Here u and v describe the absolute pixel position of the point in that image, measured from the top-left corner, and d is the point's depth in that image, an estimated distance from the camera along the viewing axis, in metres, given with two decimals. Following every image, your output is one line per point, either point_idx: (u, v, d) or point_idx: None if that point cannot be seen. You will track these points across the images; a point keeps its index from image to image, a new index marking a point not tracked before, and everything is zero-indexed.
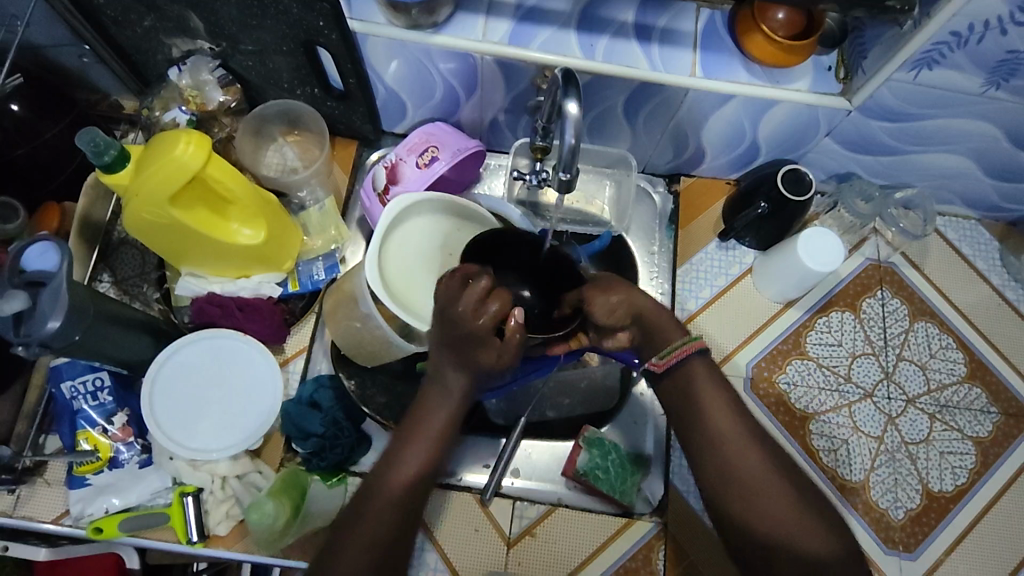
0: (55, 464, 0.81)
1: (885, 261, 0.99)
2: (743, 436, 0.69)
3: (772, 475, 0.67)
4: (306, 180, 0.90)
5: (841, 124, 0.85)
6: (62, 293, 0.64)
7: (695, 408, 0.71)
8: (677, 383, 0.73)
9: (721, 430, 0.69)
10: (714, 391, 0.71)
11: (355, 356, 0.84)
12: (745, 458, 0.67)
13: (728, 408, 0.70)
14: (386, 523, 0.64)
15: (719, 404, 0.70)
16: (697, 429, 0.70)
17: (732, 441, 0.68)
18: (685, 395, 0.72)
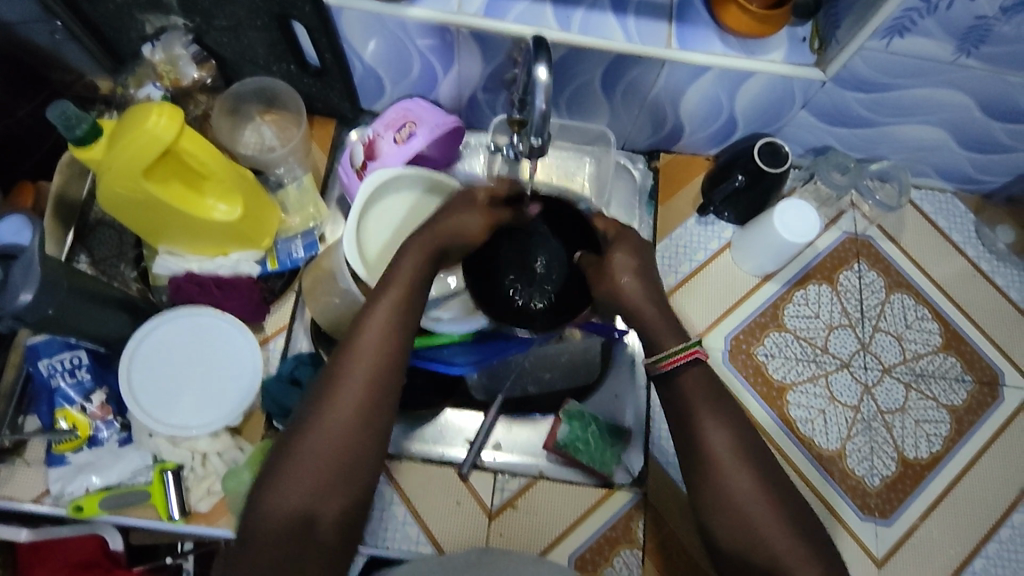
0: (35, 443, 0.80)
1: (862, 234, 1.00)
2: (735, 451, 0.60)
3: (769, 505, 0.59)
4: (284, 158, 0.90)
5: (816, 96, 0.85)
6: (35, 264, 0.64)
7: (688, 424, 0.62)
8: (669, 391, 0.64)
9: (717, 453, 0.60)
10: (707, 404, 0.62)
11: (335, 332, 0.84)
12: (740, 483, 0.59)
13: (724, 420, 0.61)
14: (339, 437, 0.58)
15: (712, 417, 0.61)
16: (692, 455, 0.61)
17: (729, 470, 0.60)
18: (675, 406, 0.63)
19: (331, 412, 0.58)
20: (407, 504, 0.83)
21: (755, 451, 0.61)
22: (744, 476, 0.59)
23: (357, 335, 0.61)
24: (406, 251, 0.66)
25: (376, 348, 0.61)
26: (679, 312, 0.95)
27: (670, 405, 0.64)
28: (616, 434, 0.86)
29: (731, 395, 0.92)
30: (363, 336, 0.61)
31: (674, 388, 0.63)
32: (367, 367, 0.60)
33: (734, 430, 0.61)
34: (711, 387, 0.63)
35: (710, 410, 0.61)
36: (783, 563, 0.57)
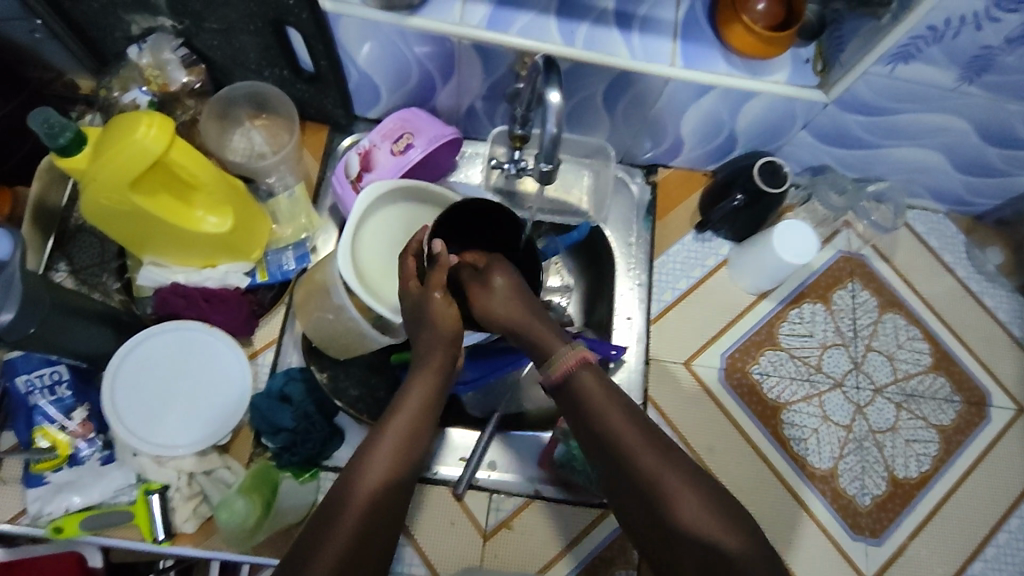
0: (12, 461, 0.77)
1: (857, 253, 1.01)
2: (632, 430, 0.59)
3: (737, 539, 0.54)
4: (275, 166, 0.87)
5: (818, 115, 0.85)
6: (16, 284, 0.62)
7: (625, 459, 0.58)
8: (568, 401, 0.62)
9: (620, 440, 0.59)
10: (642, 435, 0.59)
11: (327, 348, 0.83)
12: (664, 483, 0.56)
13: (618, 407, 0.61)
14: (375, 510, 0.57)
15: (645, 445, 0.59)
16: (598, 445, 0.60)
17: (641, 461, 0.58)
18: (580, 415, 0.61)
19: (350, 509, 0.57)
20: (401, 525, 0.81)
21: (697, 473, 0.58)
22: (680, 488, 0.56)
23: (351, 496, 0.57)
24: (407, 392, 0.64)
25: (390, 476, 0.59)
26: (674, 329, 0.95)
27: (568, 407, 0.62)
28: None
29: (726, 414, 0.92)
30: (358, 495, 0.57)
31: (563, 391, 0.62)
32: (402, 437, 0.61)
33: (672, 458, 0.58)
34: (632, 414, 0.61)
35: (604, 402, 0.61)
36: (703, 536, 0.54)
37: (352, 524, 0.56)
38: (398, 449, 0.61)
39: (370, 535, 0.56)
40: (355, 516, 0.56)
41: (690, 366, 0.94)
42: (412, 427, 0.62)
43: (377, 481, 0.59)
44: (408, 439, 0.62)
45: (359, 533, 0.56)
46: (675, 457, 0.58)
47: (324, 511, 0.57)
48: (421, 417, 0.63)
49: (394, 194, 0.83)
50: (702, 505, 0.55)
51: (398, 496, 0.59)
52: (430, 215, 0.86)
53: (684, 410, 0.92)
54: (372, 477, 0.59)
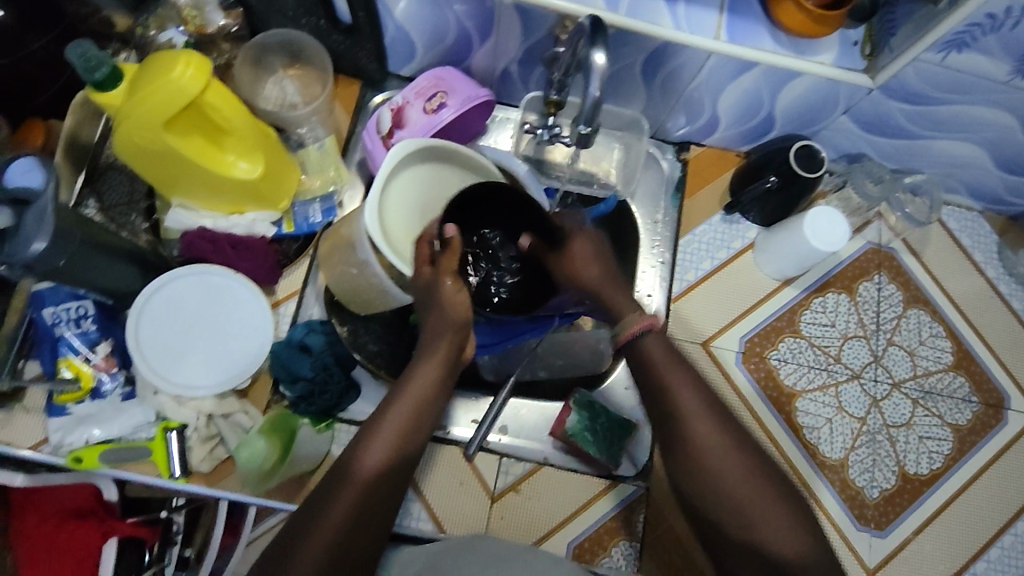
0: (36, 390, 0.79)
1: (886, 246, 0.99)
2: (700, 405, 0.58)
3: (756, 485, 0.56)
4: (306, 117, 0.86)
5: (861, 101, 0.83)
6: (49, 213, 0.61)
7: (652, 383, 0.61)
8: (637, 363, 0.62)
9: (685, 413, 0.58)
10: (673, 362, 0.61)
11: (349, 302, 0.83)
12: (726, 465, 0.56)
13: (687, 377, 0.60)
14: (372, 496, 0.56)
15: (681, 380, 0.60)
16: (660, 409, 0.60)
17: (704, 437, 0.57)
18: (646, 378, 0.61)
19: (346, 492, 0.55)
20: (411, 481, 0.83)
21: (727, 416, 0.59)
22: (739, 472, 0.56)
23: (349, 476, 0.56)
24: (413, 373, 0.62)
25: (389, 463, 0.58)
26: (695, 309, 0.94)
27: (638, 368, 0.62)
28: (624, 428, 0.85)
29: (740, 397, 0.92)
30: (358, 477, 0.56)
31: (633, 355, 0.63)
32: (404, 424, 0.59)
33: (705, 399, 0.59)
34: (674, 350, 0.62)
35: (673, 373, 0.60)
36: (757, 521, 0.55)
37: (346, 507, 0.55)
38: (401, 425, 0.59)
39: (376, 507, 0.56)
40: (361, 487, 0.56)
41: (708, 346, 0.93)
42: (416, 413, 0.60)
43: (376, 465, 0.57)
44: (410, 426, 0.60)
45: (361, 507, 0.55)
46: (709, 398, 0.59)
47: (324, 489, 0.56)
48: (428, 397, 0.61)
49: (417, 154, 0.83)
50: (746, 474, 0.56)
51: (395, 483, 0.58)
52: (451, 176, 0.86)
53: None
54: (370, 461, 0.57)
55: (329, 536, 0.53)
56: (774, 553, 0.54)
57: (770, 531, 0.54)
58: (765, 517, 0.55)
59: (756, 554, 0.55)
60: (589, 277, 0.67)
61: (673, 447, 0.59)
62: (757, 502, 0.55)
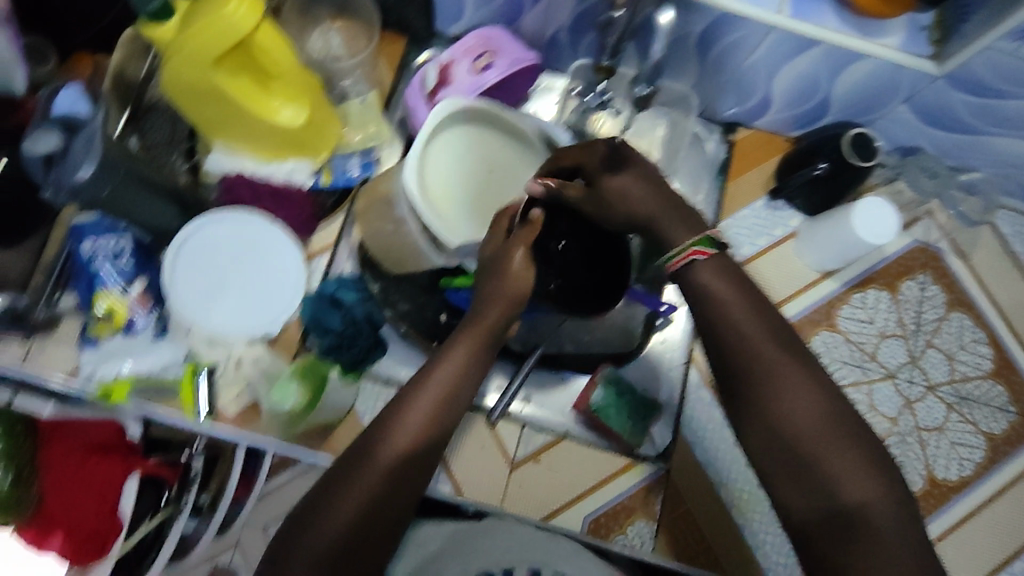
0: (70, 321, 0.80)
1: (933, 245, 0.96)
2: (767, 337, 0.55)
3: (823, 423, 0.53)
4: (351, 70, 0.87)
5: (923, 90, 0.80)
6: (96, 140, 0.61)
7: (713, 316, 0.57)
8: (695, 293, 0.58)
9: (753, 346, 0.55)
10: (736, 292, 0.57)
11: (383, 260, 0.83)
12: (797, 404, 0.53)
13: (751, 309, 0.56)
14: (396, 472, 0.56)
15: (744, 312, 0.56)
16: (722, 345, 0.56)
17: (774, 370, 0.54)
18: (705, 310, 0.57)
19: (369, 470, 0.55)
20: None
21: (794, 349, 0.55)
22: (811, 411, 0.53)
23: (376, 453, 0.56)
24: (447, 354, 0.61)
25: (415, 447, 0.57)
26: None
27: (693, 302, 0.58)
28: (648, 407, 0.84)
29: None
30: (383, 456, 0.56)
31: (687, 289, 0.59)
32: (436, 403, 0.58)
33: (771, 331, 0.56)
34: (738, 278, 0.58)
35: (737, 304, 0.56)
36: (832, 463, 0.52)
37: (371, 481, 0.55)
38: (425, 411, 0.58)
39: (396, 491, 0.56)
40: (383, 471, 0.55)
41: None
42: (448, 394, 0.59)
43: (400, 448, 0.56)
44: (442, 406, 0.59)
45: (381, 490, 0.55)
46: (775, 330, 0.56)
47: (348, 463, 0.56)
48: (456, 386, 0.60)
49: (451, 120, 0.81)
50: (817, 415, 0.53)
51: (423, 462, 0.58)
52: (490, 137, 0.84)
53: None
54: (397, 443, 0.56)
55: (352, 506, 0.54)
56: (843, 497, 0.51)
57: (843, 474, 0.51)
58: (838, 460, 0.52)
59: (821, 497, 0.52)
60: (642, 208, 0.61)
61: (735, 381, 0.56)
62: (830, 444, 0.52)
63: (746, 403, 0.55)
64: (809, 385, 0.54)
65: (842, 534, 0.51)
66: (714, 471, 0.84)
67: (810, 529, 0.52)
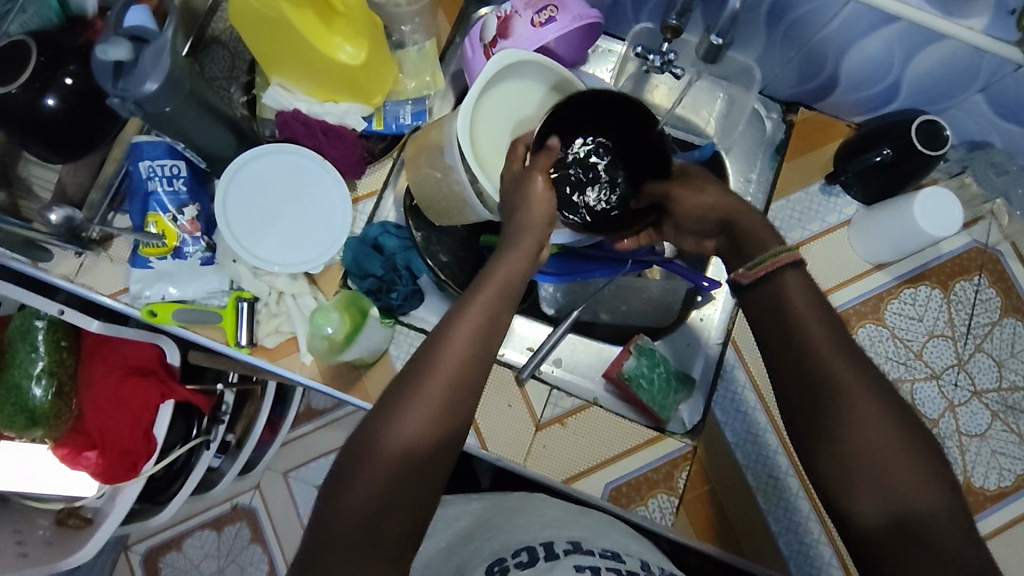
0: (122, 242, 0.80)
1: (993, 247, 0.92)
2: (831, 342, 0.56)
3: (884, 429, 0.52)
4: (410, 16, 0.85)
5: (1005, 78, 0.76)
6: (165, 55, 0.62)
7: (783, 322, 0.58)
8: (770, 298, 0.60)
9: (818, 351, 0.56)
10: (807, 300, 0.58)
11: (427, 209, 0.82)
12: (861, 409, 0.52)
13: (819, 316, 0.57)
14: (405, 450, 0.53)
15: (813, 318, 0.57)
16: (788, 349, 0.57)
17: (839, 373, 0.54)
18: (777, 313, 0.59)
19: (379, 457, 0.53)
20: None
21: (866, 366, 0.55)
22: (874, 416, 0.52)
23: (388, 435, 0.54)
24: (454, 329, 0.58)
25: (426, 430, 0.54)
26: None
27: (760, 310, 0.61)
28: (683, 383, 0.83)
29: None
30: (394, 438, 0.53)
31: (758, 295, 0.61)
32: (447, 380, 0.56)
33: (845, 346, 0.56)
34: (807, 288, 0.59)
35: (805, 311, 0.58)
36: (893, 470, 0.50)
37: (381, 464, 0.53)
38: (452, 376, 0.56)
39: (428, 457, 0.54)
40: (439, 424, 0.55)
41: None
42: (458, 373, 0.56)
43: (414, 431, 0.54)
44: (459, 383, 0.56)
45: (413, 452, 0.54)
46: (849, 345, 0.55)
47: (359, 445, 0.54)
48: (467, 361, 0.57)
49: (509, 71, 0.80)
50: (881, 422, 0.52)
51: (439, 442, 0.55)
52: (544, 96, 0.84)
53: None
54: (410, 426, 0.54)
55: (372, 486, 0.52)
56: (912, 507, 0.49)
57: (907, 482, 0.50)
58: (899, 472, 0.50)
59: (887, 504, 0.50)
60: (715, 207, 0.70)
61: (806, 391, 0.55)
62: (893, 451, 0.51)
63: (815, 413, 0.54)
64: (869, 390, 0.53)
65: (904, 540, 0.49)
66: (744, 453, 0.82)
67: (874, 537, 0.50)
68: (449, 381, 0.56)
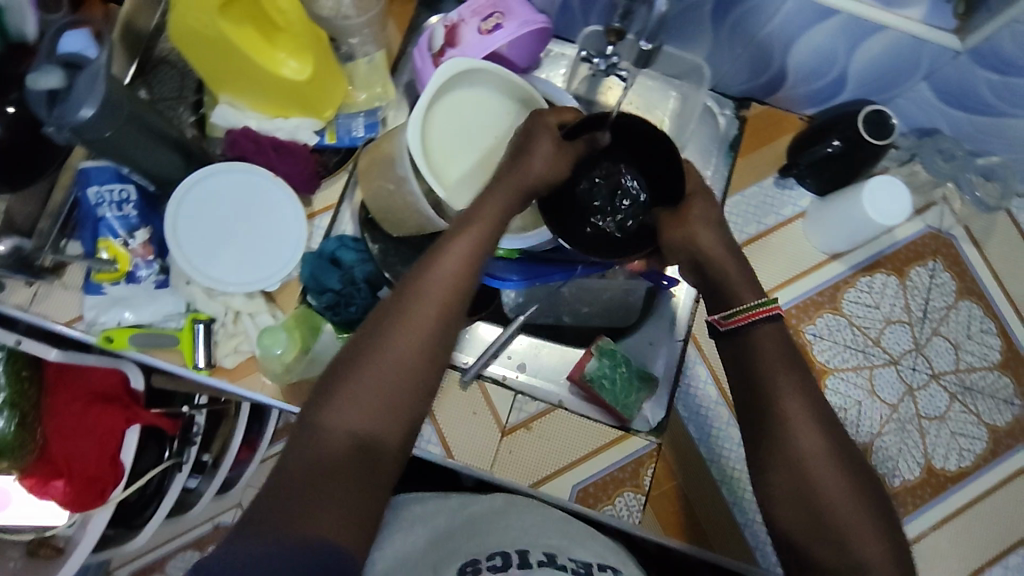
0: (75, 269, 0.80)
1: (946, 232, 0.94)
2: (798, 402, 0.60)
3: (842, 488, 0.57)
4: (359, 28, 0.84)
5: (945, 65, 0.77)
6: (99, 80, 0.61)
7: (752, 380, 0.61)
8: (739, 352, 0.63)
9: (785, 412, 0.59)
10: (777, 358, 0.61)
11: (383, 221, 0.82)
12: (822, 471, 0.58)
13: (790, 377, 0.61)
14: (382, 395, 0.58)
15: (784, 379, 0.60)
16: (754, 405, 0.61)
17: (806, 439, 0.58)
18: (747, 368, 0.62)
19: (357, 399, 0.57)
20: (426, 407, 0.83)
21: (830, 427, 0.60)
22: (832, 475, 0.57)
23: (369, 377, 0.58)
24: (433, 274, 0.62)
25: (399, 379, 0.59)
26: None
27: (728, 362, 0.64)
28: (644, 381, 0.84)
29: None
30: (373, 383, 0.58)
31: (732, 344, 0.64)
32: (422, 333, 0.60)
33: (811, 406, 0.60)
34: (779, 342, 0.62)
35: (774, 368, 0.61)
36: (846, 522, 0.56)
37: (359, 408, 0.57)
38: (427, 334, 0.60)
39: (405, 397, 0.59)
40: (395, 423, 0.58)
41: None
42: (433, 327, 0.60)
43: (388, 373, 0.58)
44: (426, 342, 0.60)
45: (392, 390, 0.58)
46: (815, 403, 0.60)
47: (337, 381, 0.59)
48: (442, 320, 0.61)
49: (454, 83, 0.81)
50: (841, 480, 0.57)
51: (411, 390, 0.59)
52: (494, 101, 0.83)
53: None
54: (385, 369, 0.58)
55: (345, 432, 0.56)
56: (864, 559, 0.55)
57: (860, 539, 0.56)
58: (856, 526, 0.56)
59: (842, 555, 0.56)
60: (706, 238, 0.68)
61: (770, 441, 0.59)
62: (850, 508, 0.56)
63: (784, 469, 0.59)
64: (831, 453, 0.58)
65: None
66: (707, 448, 0.83)
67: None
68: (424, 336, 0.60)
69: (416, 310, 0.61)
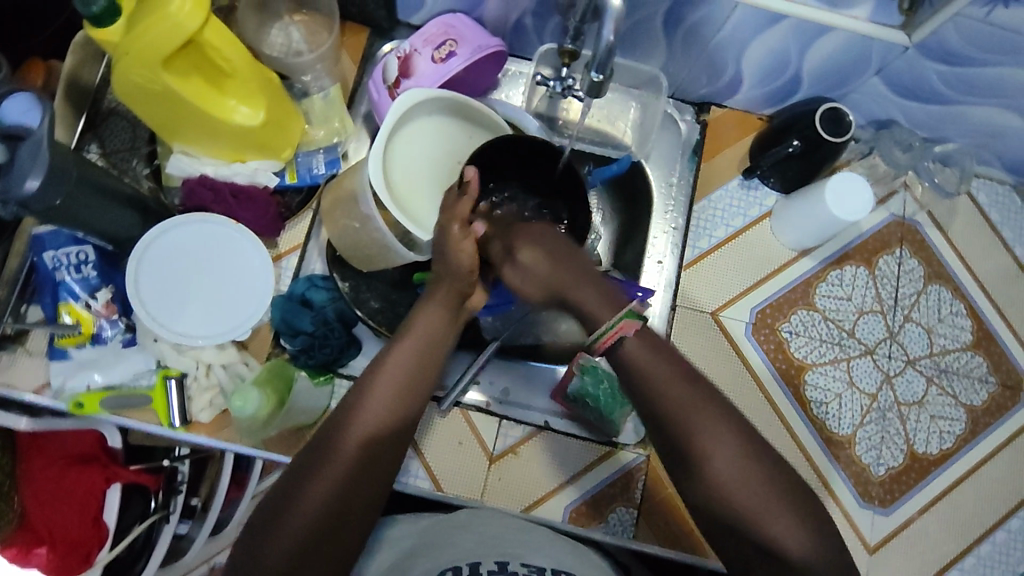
0: (38, 335, 0.78)
1: (910, 219, 0.95)
2: (694, 405, 0.56)
3: (751, 486, 0.55)
4: (311, 64, 0.83)
5: (895, 61, 0.78)
6: (43, 149, 0.60)
7: (648, 398, 0.58)
8: (626, 368, 0.58)
9: (686, 424, 0.56)
10: (663, 362, 0.58)
11: (352, 259, 0.81)
12: (730, 473, 0.55)
13: (686, 384, 0.57)
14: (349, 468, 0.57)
15: (677, 387, 0.57)
16: (655, 423, 0.57)
17: (709, 447, 0.55)
18: (638, 383, 0.58)
19: (321, 477, 0.56)
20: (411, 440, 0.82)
21: (733, 421, 0.57)
22: (738, 474, 0.55)
23: (337, 450, 0.57)
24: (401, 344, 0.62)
25: (367, 450, 0.58)
26: (708, 278, 0.91)
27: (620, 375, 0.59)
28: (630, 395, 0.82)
29: (748, 367, 0.89)
30: (341, 455, 0.57)
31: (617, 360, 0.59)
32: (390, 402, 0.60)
33: (714, 414, 0.56)
34: (660, 347, 0.58)
35: (665, 378, 0.57)
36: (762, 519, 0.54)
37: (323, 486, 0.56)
38: (394, 403, 0.60)
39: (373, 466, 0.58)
40: (364, 492, 0.57)
41: (718, 316, 0.91)
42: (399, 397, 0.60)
43: (357, 445, 0.57)
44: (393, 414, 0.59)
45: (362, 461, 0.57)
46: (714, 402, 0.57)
47: (304, 462, 0.57)
48: (407, 389, 0.61)
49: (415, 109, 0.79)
50: (748, 478, 0.55)
51: (380, 462, 0.58)
52: (452, 128, 0.83)
53: (711, 365, 0.89)
54: (351, 439, 0.57)
55: (312, 511, 0.55)
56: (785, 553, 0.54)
57: (778, 531, 0.54)
58: (772, 521, 0.54)
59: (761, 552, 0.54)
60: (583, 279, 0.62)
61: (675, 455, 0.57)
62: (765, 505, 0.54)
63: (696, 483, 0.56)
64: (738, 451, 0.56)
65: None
66: None
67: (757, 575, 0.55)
68: (391, 405, 0.60)
69: (379, 381, 0.60)
